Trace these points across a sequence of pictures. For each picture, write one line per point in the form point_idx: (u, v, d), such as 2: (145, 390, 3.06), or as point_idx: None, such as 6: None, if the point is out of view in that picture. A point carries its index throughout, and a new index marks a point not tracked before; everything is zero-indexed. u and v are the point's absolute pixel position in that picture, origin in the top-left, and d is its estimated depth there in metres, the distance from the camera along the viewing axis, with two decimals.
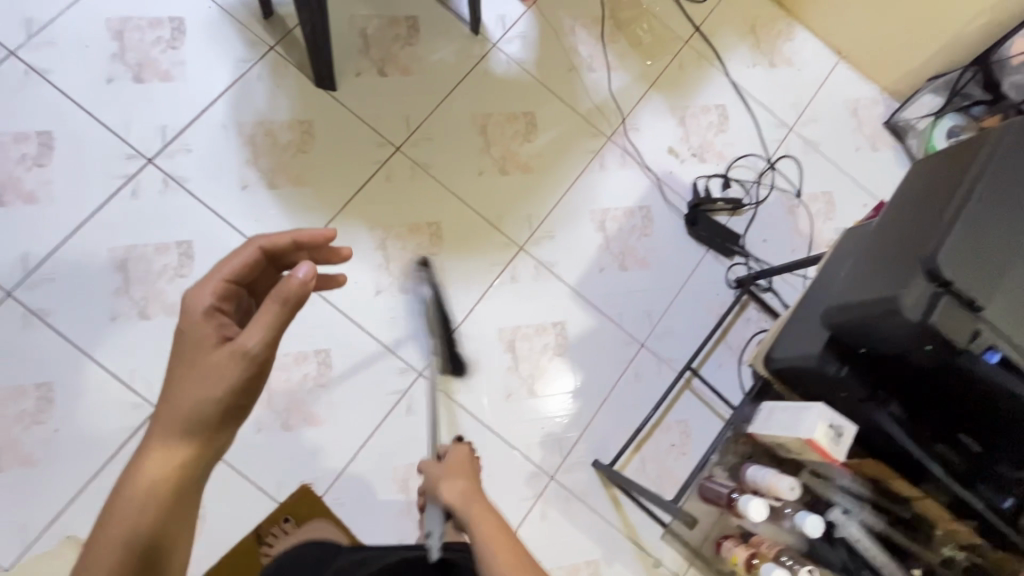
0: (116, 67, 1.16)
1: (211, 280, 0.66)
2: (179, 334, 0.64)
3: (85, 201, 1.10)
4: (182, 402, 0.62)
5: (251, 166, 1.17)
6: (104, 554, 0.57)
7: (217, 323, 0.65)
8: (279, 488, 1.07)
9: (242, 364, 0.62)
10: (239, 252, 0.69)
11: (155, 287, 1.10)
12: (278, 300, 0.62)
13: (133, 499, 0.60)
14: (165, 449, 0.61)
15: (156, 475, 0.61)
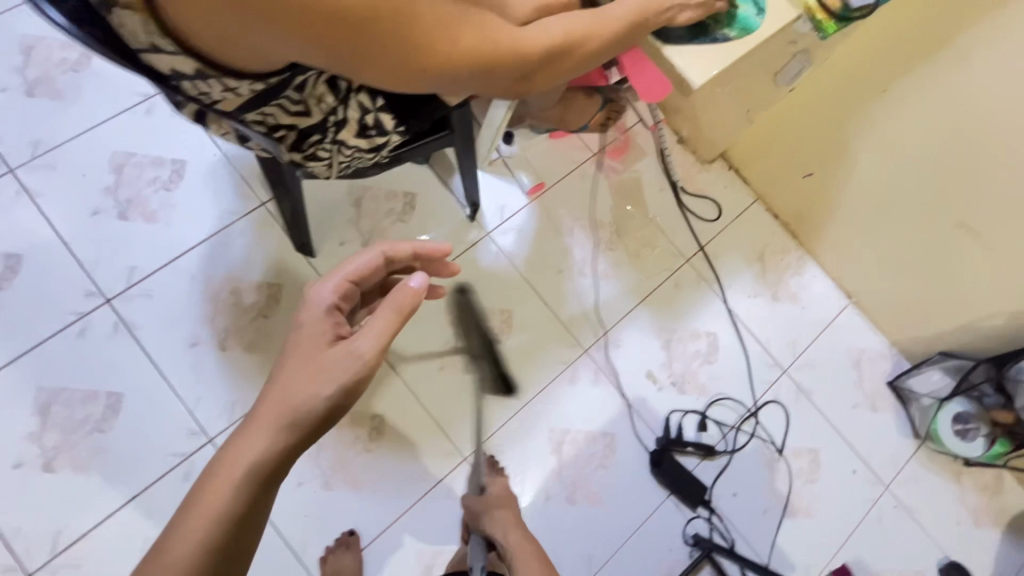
0: (105, 200, 1.16)
1: (339, 277, 0.75)
2: (299, 325, 0.69)
3: (30, 333, 1.08)
4: (293, 385, 0.64)
5: (208, 322, 1.14)
6: (207, 509, 0.58)
7: (333, 319, 0.71)
8: None
9: (352, 359, 0.65)
10: (363, 257, 0.77)
11: (70, 438, 1.04)
12: (391, 307, 0.68)
13: (237, 471, 0.60)
14: (272, 427, 0.62)
15: (259, 450, 0.61)
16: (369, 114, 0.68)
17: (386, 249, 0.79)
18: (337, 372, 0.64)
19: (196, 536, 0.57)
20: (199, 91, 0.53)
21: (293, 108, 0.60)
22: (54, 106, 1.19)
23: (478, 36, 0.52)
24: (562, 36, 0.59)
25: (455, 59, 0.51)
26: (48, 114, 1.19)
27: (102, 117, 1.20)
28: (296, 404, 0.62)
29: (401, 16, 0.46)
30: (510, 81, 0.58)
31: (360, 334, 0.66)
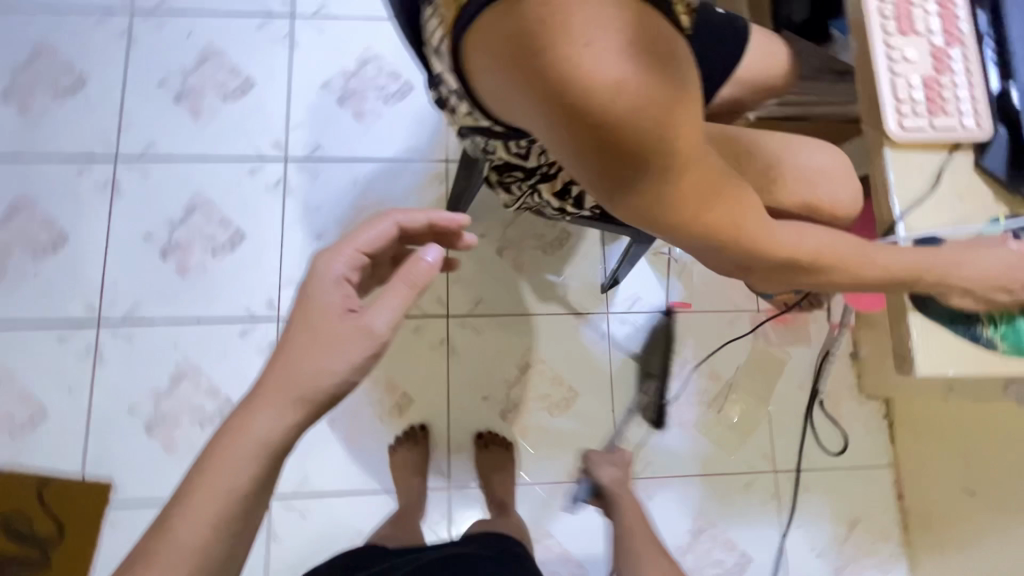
0: (337, 81, 1.26)
1: (346, 247, 0.63)
2: (304, 303, 0.59)
3: (221, 147, 1.22)
4: (302, 364, 0.55)
5: (340, 225, 1.20)
6: (200, 509, 0.49)
7: (342, 293, 0.60)
8: (93, 463, 1.08)
9: (368, 340, 0.57)
10: (375, 228, 0.66)
11: (190, 243, 1.18)
12: (408, 282, 0.60)
13: (244, 449, 0.51)
14: (287, 404, 0.53)
15: (266, 425, 0.52)
16: (577, 187, 0.65)
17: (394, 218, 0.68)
18: (356, 348, 0.56)
19: (188, 540, 0.48)
20: (451, 103, 0.54)
21: (511, 150, 0.59)
22: None
23: (729, 225, 0.44)
24: (809, 255, 0.51)
25: (691, 234, 0.43)
26: None
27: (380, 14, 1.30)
28: (319, 380, 0.55)
29: (665, 152, 0.36)
30: (723, 264, 0.50)
31: (372, 309, 0.58)
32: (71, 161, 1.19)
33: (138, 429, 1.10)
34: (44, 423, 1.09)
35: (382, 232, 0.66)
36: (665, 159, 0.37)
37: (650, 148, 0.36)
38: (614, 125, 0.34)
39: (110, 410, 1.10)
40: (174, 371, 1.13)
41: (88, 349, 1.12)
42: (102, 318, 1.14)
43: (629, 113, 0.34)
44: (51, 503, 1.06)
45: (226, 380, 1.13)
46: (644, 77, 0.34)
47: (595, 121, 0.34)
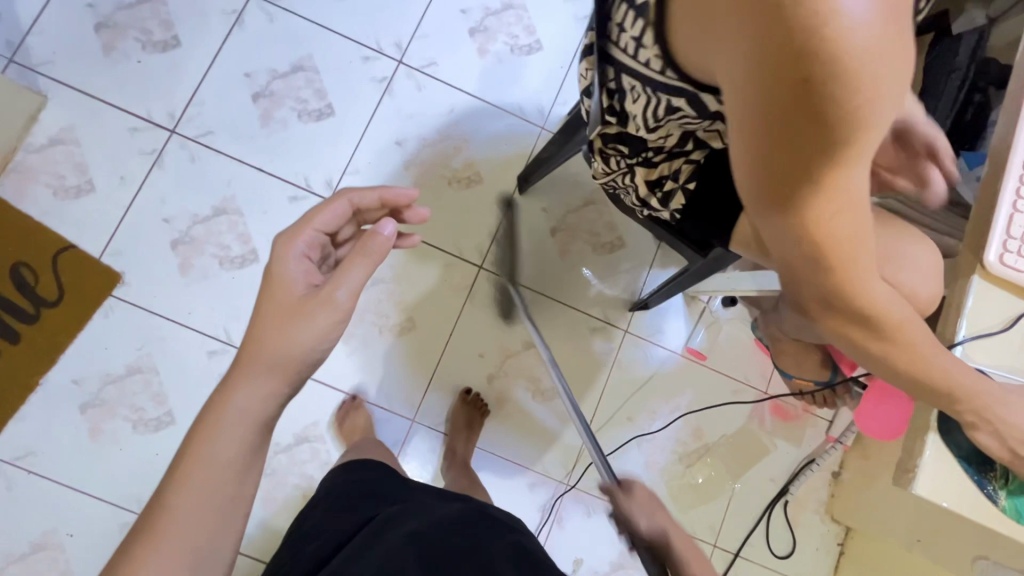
0: (477, 12, 1.28)
1: (299, 228, 0.66)
2: (268, 288, 0.63)
3: (347, 25, 1.24)
4: (274, 341, 0.59)
5: (422, 143, 1.23)
6: (193, 477, 0.54)
7: (303, 273, 0.64)
8: (111, 253, 1.12)
9: (332, 312, 0.61)
10: (330, 209, 0.68)
11: (282, 99, 1.20)
12: (366, 255, 0.63)
13: (229, 423, 0.56)
14: (267, 374, 0.58)
15: (245, 400, 0.57)
16: (673, 183, 0.66)
17: (353, 195, 0.69)
18: (325, 318, 0.60)
19: (187, 507, 0.53)
20: (619, 25, 0.48)
21: (649, 117, 0.55)
22: None
23: (831, 229, 0.43)
24: (865, 307, 0.51)
25: (803, 225, 0.43)
26: None
27: None
28: (298, 354, 0.59)
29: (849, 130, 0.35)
30: (792, 271, 0.50)
31: (332, 281, 0.62)
32: None
33: (163, 242, 1.13)
34: (85, 198, 1.12)
35: (337, 211, 0.68)
36: (849, 130, 0.35)
37: (846, 114, 0.34)
38: (839, 72, 0.32)
39: (146, 214, 1.13)
40: (217, 205, 1.16)
41: (151, 151, 1.15)
42: (177, 129, 1.17)
43: (853, 62, 0.32)
44: (60, 271, 1.09)
45: (260, 234, 1.16)
46: (883, 32, 0.32)
47: (820, 58, 0.31)
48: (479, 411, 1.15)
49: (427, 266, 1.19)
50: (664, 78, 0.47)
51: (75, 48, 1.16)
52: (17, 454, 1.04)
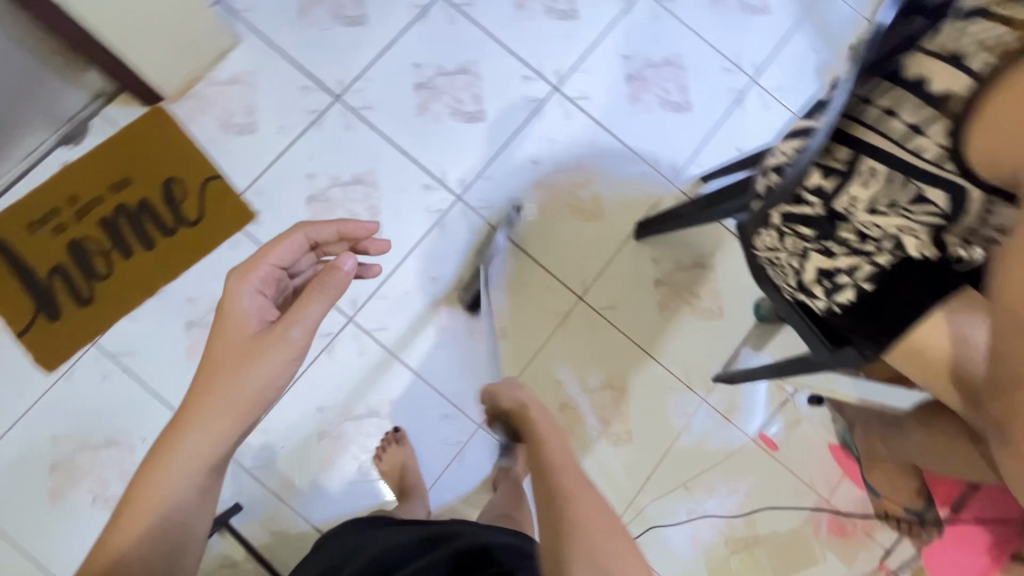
0: (637, 62, 1.33)
1: (253, 265, 0.75)
2: (225, 324, 0.73)
3: (517, 44, 1.30)
4: (237, 382, 0.69)
5: (556, 167, 1.27)
6: (145, 514, 0.62)
7: (260, 309, 0.74)
8: (252, 193, 1.18)
9: (285, 348, 0.71)
10: (286, 246, 0.77)
11: (441, 95, 1.27)
12: (324, 290, 0.73)
13: (184, 459, 0.64)
14: (222, 414, 0.68)
15: (197, 441, 0.66)
16: (846, 277, 0.67)
17: (308, 230, 0.79)
18: (279, 356, 0.71)
19: (134, 543, 0.61)
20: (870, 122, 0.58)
21: (869, 204, 0.62)
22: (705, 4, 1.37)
23: None
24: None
25: None
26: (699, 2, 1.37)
27: (709, 37, 1.36)
28: (255, 390, 0.69)
29: None
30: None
31: (294, 317, 0.72)
32: None
33: (301, 195, 1.19)
34: (244, 137, 1.20)
35: (291, 243, 0.77)
36: None
37: None
38: None
39: (294, 165, 1.20)
40: (358, 174, 1.21)
41: (314, 111, 1.23)
42: (341, 97, 1.24)
43: None
44: (206, 196, 1.17)
45: (386, 211, 1.21)
46: None
47: None
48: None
49: (531, 283, 1.22)
50: (939, 170, 0.57)
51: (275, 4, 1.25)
52: (120, 351, 1.10)
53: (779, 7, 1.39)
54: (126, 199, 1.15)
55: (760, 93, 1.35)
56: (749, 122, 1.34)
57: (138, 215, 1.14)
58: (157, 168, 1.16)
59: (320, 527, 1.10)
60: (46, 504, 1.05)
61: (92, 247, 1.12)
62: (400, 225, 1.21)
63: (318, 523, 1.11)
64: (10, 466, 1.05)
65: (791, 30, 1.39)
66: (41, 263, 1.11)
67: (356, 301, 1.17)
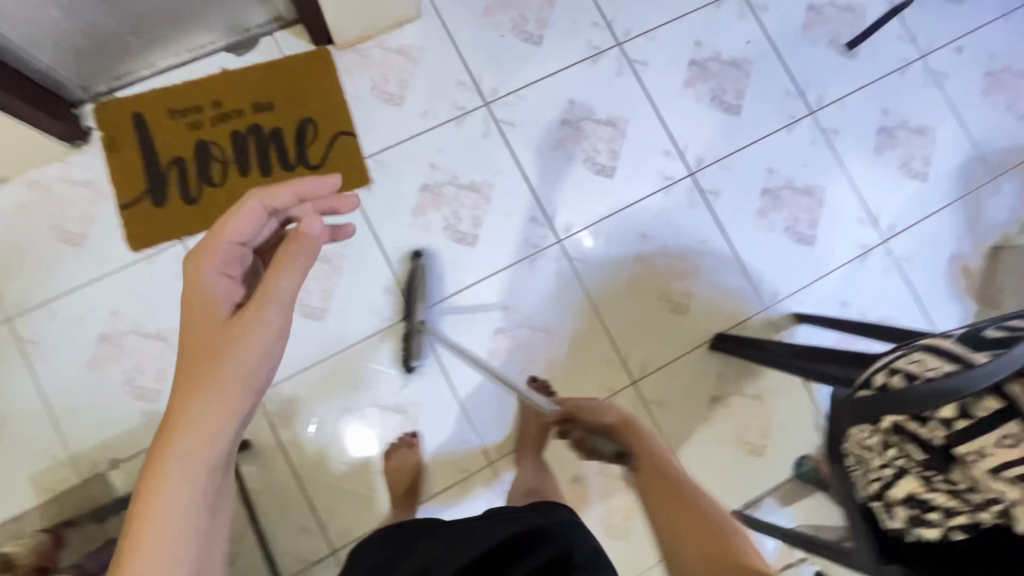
0: (779, 179, 1.30)
1: (208, 245, 0.74)
2: (195, 307, 0.72)
3: (672, 118, 1.29)
4: (229, 364, 0.68)
5: (661, 249, 1.24)
6: (158, 517, 0.63)
7: (227, 288, 0.74)
8: (374, 161, 1.20)
9: (267, 321, 0.70)
10: (245, 220, 0.75)
11: (582, 138, 1.26)
12: (300, 256, 0.72)
13: (193, 445, 0.66)
14: (216, 403, 0.67)
15: (198, 432, 0.66)
16: (937, 515, 0.64)
17: (265, 197, 0.76)
18: (260, 333, 0.69)
19: (151, 549, 0.62)
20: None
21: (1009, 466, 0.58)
22: (868, 150, 1.33)
23: None
24: None
25: None
26: (862, 145, 1.33)
27: (856, 182, 1.32)
28: (245, 368, 0.69)
29: None
30: None
31: (267, 286, 0.70)
32: (597, 11, 1.30)
33: (417, 180, 1.21)
34: (388, 106, 1.22)
35: (245, 216, 0.75)
36: None
37: None
38: None
39: (422, 150, 1.21)
40: (476, 181, 1.22)
41: (460, 107, 1.24)
42: (489, 104, 1.24)
43: None
44: (333, 146, 1.19)
45: (487, 226, 1.21)
46: None
47: None
48: (547, 398, 1.16)
49: (593, 350, 1.20)
50: None
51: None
52: None
53: (936, 180, 1.35)
54: (263, 121, 1.18)
55: (885, 255, 1.31)
56: (863, 280, 1.29)
57: (266, 139, 1.18)
58: (300, 104, 1.19)
59: (309, 493, 1.12)
60: (83, 369, 1.09)
61: (215, 152, 1.16)
62: (495, 245, 1.21)
63: (310, 488, 1.12)
64: (66, 321, 1.10)
65: (940, 207, 1.34)
66: (167, 150, 1.15)
67: (426, 298, 1.18)
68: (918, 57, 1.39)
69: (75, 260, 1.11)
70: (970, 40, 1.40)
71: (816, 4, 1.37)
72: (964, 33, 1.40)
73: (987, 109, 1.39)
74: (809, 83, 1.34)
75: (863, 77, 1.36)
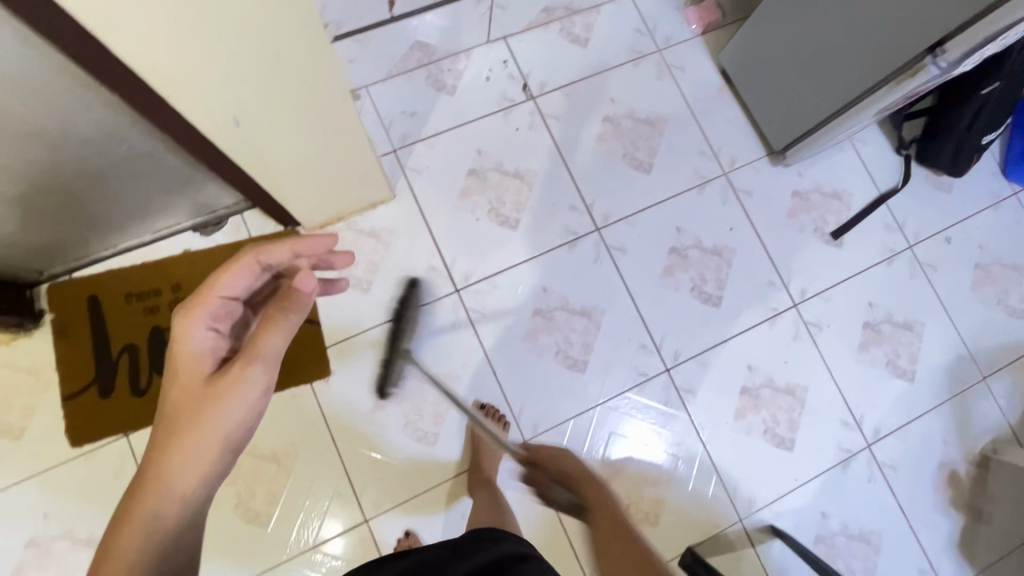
0: (759, 377, 1.25)
1: (198, 300, 0.67)
2: (175, 365, 0.66)
3: (649, 309, 1.25)
4: (218, 424, 0.64)
5: (631, 452, 1.19)
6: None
7: (212, 346, 0.67)
8: (336, 351, 1.16)
9: (258, 381, 0.66)
10: (238, 277, 0.69)
11: (556, 328, 1.22)
12: (297, 312, 0.66)
13: (163, 505, 0.63)
14: (190, 464, 0.64)
15: (167, 493, 0.63)
16: None
17: (260, 252, 0.70)
18: (246, 396, 0.65)
19: None
20: None
21: None
22: (853, 346, 1.29)
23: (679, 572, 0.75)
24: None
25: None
26: (846, 340, 1.29)
27: (840, 381, 1.27)
28: (226, 430, 0.65)
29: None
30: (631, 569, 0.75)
31: (259, 342, 0.65)
32: (577, 195, 1.28)
33: (379, 372, 1.16)
34: (354, 292, 1.18)
35: (236, 270, 0.68)
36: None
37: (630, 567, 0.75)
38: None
39: (387, 340, 1.17)
40: (441, 375, 1.18)
41: (430, 294, 1.20)
42: (461, 291, 1.21)
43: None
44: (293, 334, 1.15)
45: (450, 423, 1.16)
46: None
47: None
48: None
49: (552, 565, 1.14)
50: None
51: (443, 176, 1.25)
52: (145, 454, 1.08)
53: (923, 379, 1.30)
54: None
55: (869, 461, 1.25)
56: (844, 490, 1.23)
57: None
58: None
59: None
60: None
61: (170, 340, 1.12)
62: (457, 444, 1.16)
63: None
64: None
65: (926, 408, 1.28)
66: (120, 337, 1.11)
67: (380, 501, 1.12)
68: (905, 247, 1.35)
69: (8, 457, 1.05)
70: (959, 229, 1.37)
71: (801, 190, 1.35)
72: (953, 223, 1.37)
73: (977, 303, 1.35)
74: (793, 273, 1.31)
75: (848, 266, 1.33)
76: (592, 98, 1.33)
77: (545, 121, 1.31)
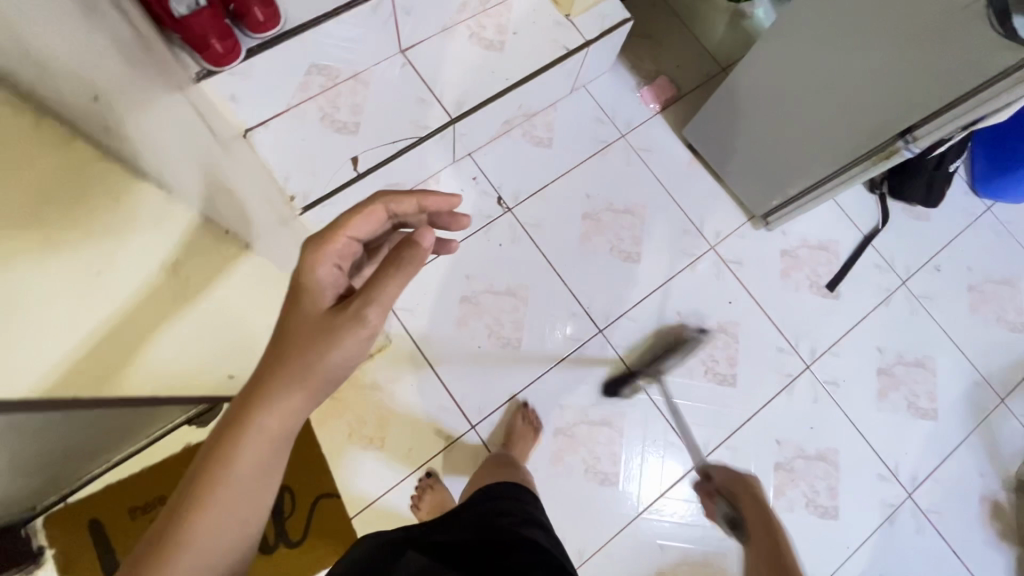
0: (789, 449, 1.23)
1: (327, 235, 0.60)
2: (297, 297, 0.58)
3: (668, 404, 1.23)
4: (326, 360, 0.55)
5: (681, 558, 1.15)
6: (217, 496, 0.54)
7: (334, 284, 0.59)
8: (362, 521, 1.11)
9: (364, 323, 0.56)
10: (367, 219, 0.62)
11: (580, 444, 1.18)
12: (409, 267, 0.55)
13: (266, 425, 0.55)
14: (295, 391, 0.55)
15: (271, 413, 0.55)
16: None
17: (390, 200, 0.63)
18: (356, 339, 0.56)
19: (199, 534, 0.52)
20: None
21: None
22: (873, 396, 1.29)
23: None
24: None
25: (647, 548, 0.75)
26: (865, 392, 1.29)
27: (867, 435, 1.26)
28: (332, 367, 0.56)
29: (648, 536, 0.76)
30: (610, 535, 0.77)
31: (372, 287, 0.55)
32: (573, 300, 1.26)
33: None
34: (368, 453, 1.14)
35: (368, 212, 0.61)
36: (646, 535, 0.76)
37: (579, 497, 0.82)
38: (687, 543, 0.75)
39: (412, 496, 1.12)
40: None
41: (447, 437, 1.16)
42: (477, 426, 1.17)
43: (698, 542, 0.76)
44: (313, 516, 1.10)
45: None
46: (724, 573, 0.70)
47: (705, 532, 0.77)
48: None
49: None
50: None
51: (436, 310, 1.22)
52: None
53: (946, 414, 1.30)
54: None
55: (914, 511, 1.24)
56: (896, 547, 1.21)
57: None
58: None
59: None
60: None
61: None
62: None
63: None
64: None
65: (956, 444, 1.28)
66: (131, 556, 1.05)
67: None
68: (900, 285, 1.36)
69: None
70: (946, 257, 1.39)
71: (790, 249, 1.35)
72: (939, 251, 1.39)
73: (979, 326, 1.36)
74: (800, 335, 1.30)
75: (850, 316, 1.33)
76: (568, 198, 1.32)
77: (526, 231, 1.29)
